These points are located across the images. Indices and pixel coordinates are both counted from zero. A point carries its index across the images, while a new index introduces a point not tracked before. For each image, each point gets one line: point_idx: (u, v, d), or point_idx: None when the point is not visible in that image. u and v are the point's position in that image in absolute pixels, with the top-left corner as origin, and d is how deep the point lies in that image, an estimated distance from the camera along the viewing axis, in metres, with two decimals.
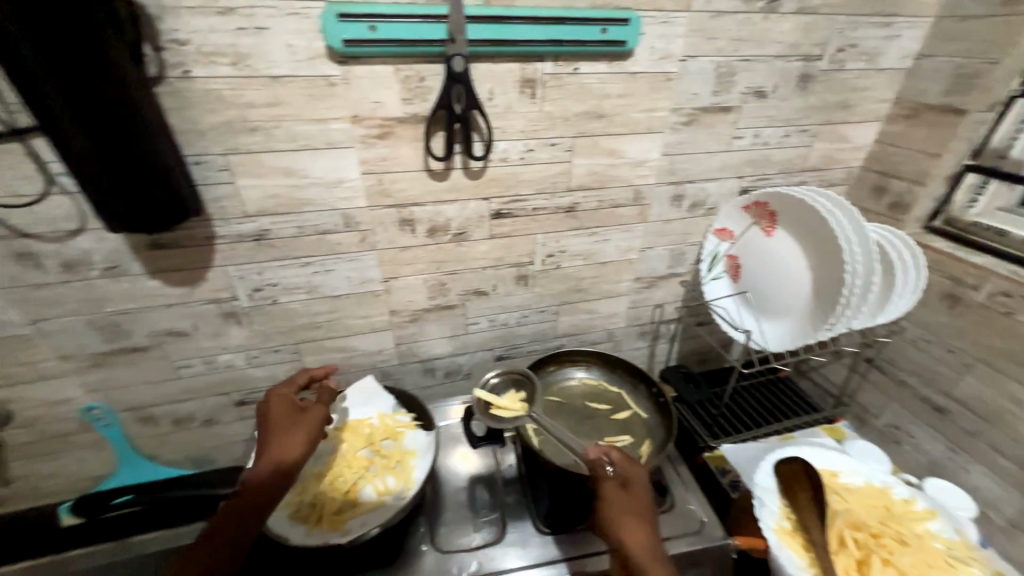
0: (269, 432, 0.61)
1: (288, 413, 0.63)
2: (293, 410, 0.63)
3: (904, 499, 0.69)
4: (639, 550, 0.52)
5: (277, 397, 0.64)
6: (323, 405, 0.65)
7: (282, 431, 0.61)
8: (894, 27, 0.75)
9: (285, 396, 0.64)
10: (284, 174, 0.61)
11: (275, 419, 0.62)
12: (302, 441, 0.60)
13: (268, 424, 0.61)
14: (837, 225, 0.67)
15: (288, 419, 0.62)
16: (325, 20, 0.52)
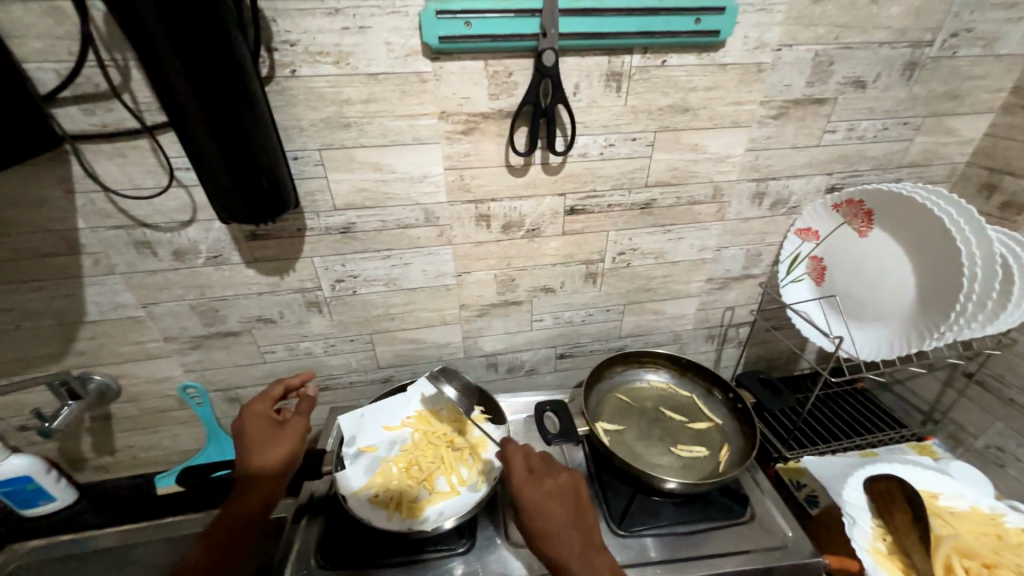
0: (252, 445, 0.63)
1: (269, 428, 0.65)
2: (273, 424, 0.66)
3: (1020, 528, 0.63)
4: (562, 541, 0.52)
5: (257, 411, 0.66)
6: (301, 416, 0.67)
7: (263, 445, 0.63)
8: (1020, 8, 0.67)
9: (262, 414, 0.66)
10: (373, 169, 0.63)
11: (257, 432, 0.64)
12: (282, 454, 0.63)
13: (245, 444, 0.63)
14: (953, 225, 0.62)
15: (266, 435, 0.64)
16: (423, 19, 0.53)
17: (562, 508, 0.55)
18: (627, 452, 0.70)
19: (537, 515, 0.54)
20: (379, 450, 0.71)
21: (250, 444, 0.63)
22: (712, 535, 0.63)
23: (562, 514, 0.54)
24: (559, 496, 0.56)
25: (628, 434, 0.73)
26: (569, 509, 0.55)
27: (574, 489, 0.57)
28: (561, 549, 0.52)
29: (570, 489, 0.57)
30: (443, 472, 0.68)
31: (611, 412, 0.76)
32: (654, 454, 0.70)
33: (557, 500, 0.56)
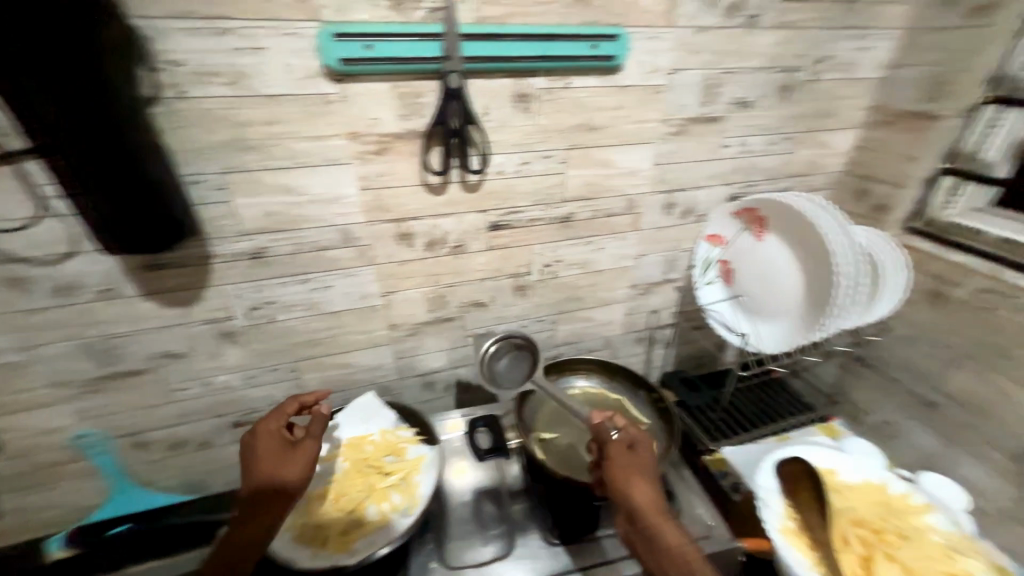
0: (267, 465, 0.59)
1: (282, 450, 0.60)
2: (284, 446, 0.61)
3: (901, 494, 0.71)
4: (652, 503, 0.55)
5: (268, 430, 0.61)
6: (312, 439, 0.61)
7: (279, 466, 0.59)
8: (867, 39, 0.78)
9: (272, 432, 0.61)
10: (283, 192, 0.61)
11: (273, 452, 0.60)
12: (294, 481, 0.58)
13: (252, 461, 0.59)
14: (823, 228, 0.69)
15: (277, 456, 0.60)
16: (320, 40, 0.53)
17: (637, 473, 0.58)
18: (559, 462, 0.71)
19: (625, 478, 0.57)
20: (305, 485, 0.68)
21: (267, 463, 0.59)
22: None
23: (651, 482, 0.57)
24: (643, 463, 0.59)
25: (561, 443, 0.74)
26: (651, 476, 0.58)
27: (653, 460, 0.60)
28: (649, 510, 0.55)
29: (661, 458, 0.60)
30: (374, 501, 0.66)
31: (546, 423, 0.78)
32: (585, 461, 0.72)
33: (630, 465, 0.58)
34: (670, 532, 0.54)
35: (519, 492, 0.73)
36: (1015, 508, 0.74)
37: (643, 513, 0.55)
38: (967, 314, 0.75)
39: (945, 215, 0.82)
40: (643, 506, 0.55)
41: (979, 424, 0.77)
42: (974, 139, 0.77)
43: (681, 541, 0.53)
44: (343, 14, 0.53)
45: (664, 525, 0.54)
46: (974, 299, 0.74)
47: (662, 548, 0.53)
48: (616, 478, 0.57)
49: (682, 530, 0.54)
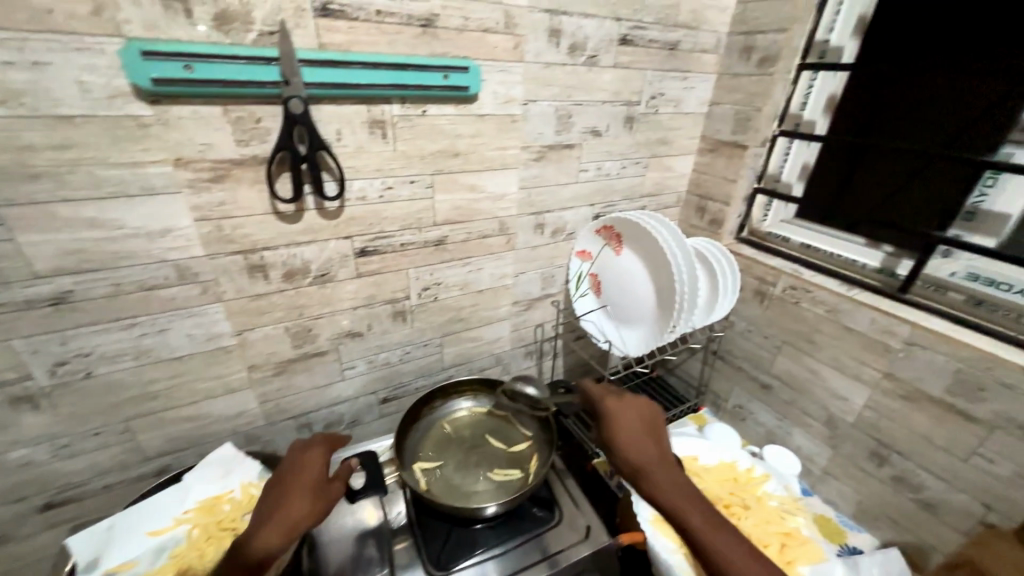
0: (285, 495, 0.56)
1: (321, 478, 0.59)
2: (324, 477, 0.60)
3: (747, 468, 0.81)
4: (648, 460, 0.61)
5: (316, 457, 0.61)
6: (342, 481, 0.61)
7: (302, 494, 0.57)
8: (690, 80, 0.92)
9: (321, 460, 0.61)
10: (90, 226, 0.53)
11: (300, 479, 0.58)
12: (309, 514, 0.55)
13: (290, 488, 0.57)
14: (664, 241, 0.79)
15: (310, 486, 0.58)
16: (124, 56, 0.47)
17: (629, 433, 0.64)
18: (441, 488, 0.71)
19: (626, 436, 0.64)
20: (138, 564, 0.57)
21: (283, 493, 0.57)
22: (524, 549, 0.67)
23: (641, 437, 0.63)
24: (637, 421, 0.65)
25: (447, 467, 0.74)
26: (652, 431, 0.65)
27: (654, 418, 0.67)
28: (646, 461, 0.61)
29: (650, 417, 0.67)
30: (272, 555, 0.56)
31: (435, 447, 0.78)
32: (469, 484, 0.72)
33: (631, 426, 0.65)
34: (670, 476, 0.60)
35: (403, 528, 0.70)
36: (831, 466, 0.89)
37: (641, 465, 0.61)
38: (782, 308, 0.90)
39: (762, 226, 1.00)
40: (632, 460, 0.61)
41: (800, 399, 0.92)
42: (775, 164, 0.95)
43: (673, 483, 0.59)
44: (151, 31, 0.48)
45: (655, 472, 0.60)
46: (785, 295, 0.89)
47: (660, 492, 0.58)
48: (614, 438, 0.64)
49: (666, 475, 0.60)
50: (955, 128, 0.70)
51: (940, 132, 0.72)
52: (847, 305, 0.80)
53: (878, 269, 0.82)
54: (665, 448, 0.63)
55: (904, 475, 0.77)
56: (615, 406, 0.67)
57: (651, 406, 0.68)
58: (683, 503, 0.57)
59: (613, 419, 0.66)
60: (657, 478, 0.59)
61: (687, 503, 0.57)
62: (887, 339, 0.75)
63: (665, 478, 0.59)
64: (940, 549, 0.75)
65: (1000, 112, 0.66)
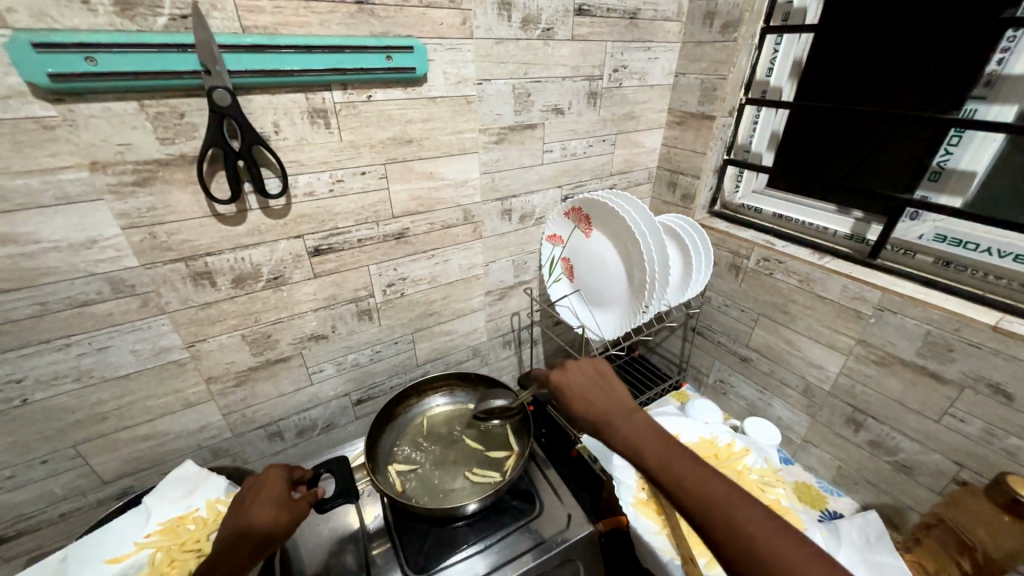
0: (241, 519, 0.53)
1: (277, 497, 0.56)
2: (281, 497, 0.56)
3: (727, 444, 0.81)
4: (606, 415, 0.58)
5: (274, 480, 0.58)
6: (301, 505, 0.56)
7: (254, 515, 0.53)
8: (653, 51, 0.88)
9: (279, 484, 0.58)
10: (0, 242, 0.48)
11: (254, 502, 0.55)
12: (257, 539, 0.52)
13: (245, 508, 0.55)
14: (632, 221, 0.76)
15: (263, 507, 0.55)
16: (13, 50, 0.42)
17: (580, 395, 0.61)
18: (418, 488, 0.69)
19: (575, 395, 0.61)
20: None
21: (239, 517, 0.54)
22: (508, 541, 0.66)
23: (590, 397, 0.61)
24: (589, 382, 0.63)
25: (427, 466, 0.73)
26: (602, 385, 0.62)
27: (604, 373, 0.64)
28: (600, 414, 0.58)
29: (600, 373, 0.64)
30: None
31: (417, 446, 0.77)
32: (446, 483, 0.70)
33: (582, 388, 0.62)
34: (627, 421, 0.56)
35: (381, 531, 0.68)
36: (810, 434, 0.90)
37: (599, 417, 0.58)
38: (757, 280, 0.89)
39: (734, 198, 0.99)
40: (586, 414, 0.59)
41: (779, 370, 0.92)
42: (744, 135, 0.93)
43: (629, 427, 0.55)
44: (43, 20, 0.43)
45: (611, 421, 0.57)
46: (759, 267, 0.88)
47: (620, 438, 0.55)
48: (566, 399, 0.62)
49: (623, 421, 0.56)
50: (920, 87, 0.69)
51: (906, 92, 0.70)
52: (819, 274, 0.79)
53: (848, 236, 0.81)
54: (620, 397, 0.60)
55: (880, 439, 0.78)
56: (560, 372, 0.65)
57: (600, 363, 0.66)
58: (643, 441, 0.53)
59: (565, 388, 0.63)
60: (613, 426, 0.56)
61: (647, 442, 0.53)
62: (859, 306, 0.74)
63: (622, 424, 0.56)
64: (916, 509, 0.76)
65: (962, 67, 0.65)
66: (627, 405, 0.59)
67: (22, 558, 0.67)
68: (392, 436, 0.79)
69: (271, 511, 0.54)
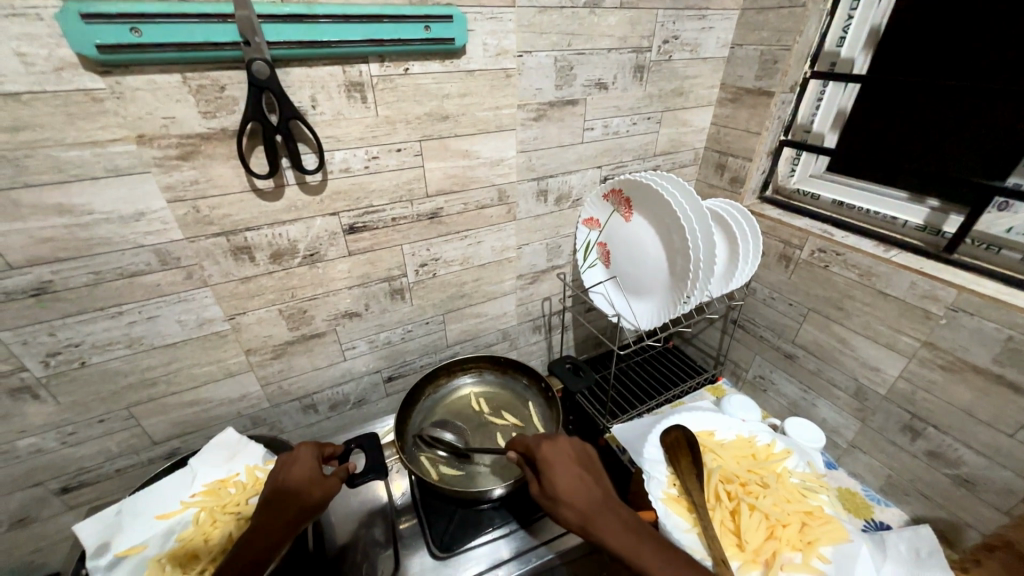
0: (275, 493, 0.56)
1: (311, 476, 0.57)
2: (316, 475, 0.58)
3: (767, 444, 0.77)
4: (597, 514, 0.53)
5: (307, 458, 0.60)
6: (336, 479, 0.59)
7: (290, 493, 0.56)
8: (708, 20, 0.81)
9: (310, 461, 0.59)
10: (58, 212, 0.50)
11: (291, 478, 0.57)
12: (300, 511, 0.54)
13: (283, 485, 0.56)
14: (677, 204, 0.72)
15: (301, 485, 0.56)
16: (62, 21, 0.42)
17: (568, 487, 0.55)
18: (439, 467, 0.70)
19: (564, 485, 0.55)
20: (146, 548, 0.57)
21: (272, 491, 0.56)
22: (535, 526, 0.66)
23: (580, 487, 0.54)
24: (575, 466, 0.57)
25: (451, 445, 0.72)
26: (588, 470, 0.57)
27: (587, 456, 0.59)
28: (590, 511, 0.53)
29: (586, 454, 0.59)
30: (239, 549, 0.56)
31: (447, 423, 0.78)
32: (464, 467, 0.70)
33: (570, 476, 0.56)
34: (621, 522, 0.52)
35: (408, 507, 0.71)
36: (858, 439, 0.84)
37: (588, 513, 0.53)
38: (809, 274, 0.83)
39: (789, 182, 0.92)
40: (576, 513, 0.53)
41: (827, 369, 0.86)
42: (805, 114, 0.86)
43: (625, 530, 0.51)
44: None
45: (602, 520, 0.52)
46: (813, 259, 0.82)
47: (615, 544, 0.51)
48: (550, 488, 0.55)
49: (614, 519, 0.52)
50: (1018, 57, 0.59)
51: (1003, 61, 0.61)
52: (883, 269, 0.72)
53: (921, 227, 0.73)
54: (607, 489, 0.56)
55: (940, 450, 0.72)
56: (547, 449, 0.59)
57: (580, 444, 0.61)
58: (639, 551, 0.50)
59: (550, 471, 0.56)
60: (604, 527, 0.52)
61: (649, 553, 0.50)
62: (928, 306, 0.68)
63: (615, 525, 0.52)
64: (976, 527, 0.70)
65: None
66: (616, 500, 0.55)
67: (83, 507, 0.72)
68: (424, 410, 0.80)
69: (310, 486, 0.56)
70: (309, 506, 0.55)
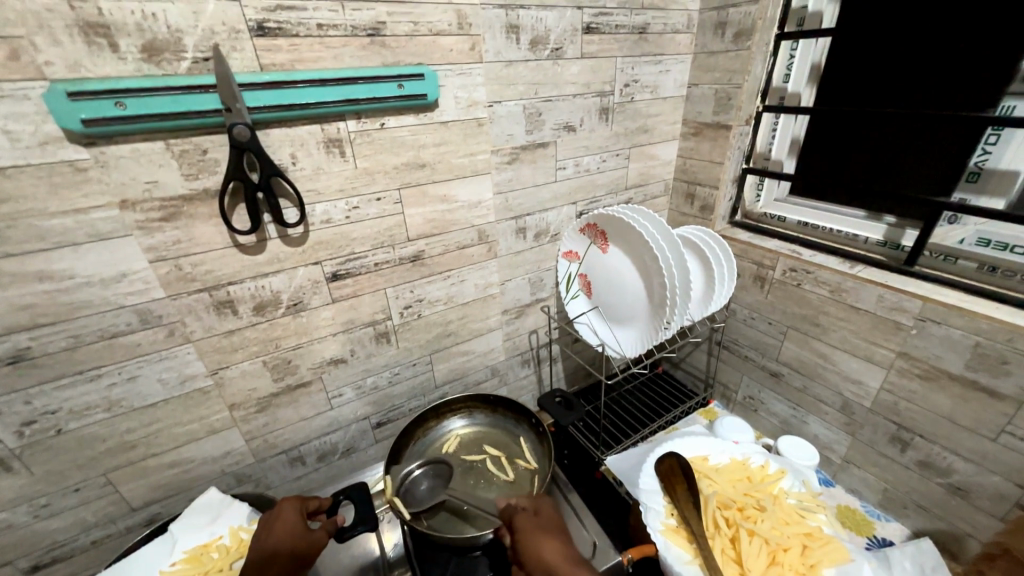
0: (262, 556, 0.53)
1: (299, 528, 0.57)
2: (302, 526, 0.57)
3: (761, 465, 0.77)
4: (571, 560, 0.52)
5: (288, 511, 0.58)
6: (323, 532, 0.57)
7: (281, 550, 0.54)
8: (664, 64, 0.88)
9: (290, 520, 0.57)
10: (38, 279, 0.51)
11: (272, 540, 0.55)
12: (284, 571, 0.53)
13: (264, 547, 0.55)
14: (649, 235, 0.75)
15: (283, 545, 0.55)
16: (49, 100, 0.44)
17: (556, 531, 0.57)
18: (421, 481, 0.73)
19: (550, 532, 0.57)
20: None
21: (258, 553, 0.54)
22: None
23: (565, 536, 0.57)
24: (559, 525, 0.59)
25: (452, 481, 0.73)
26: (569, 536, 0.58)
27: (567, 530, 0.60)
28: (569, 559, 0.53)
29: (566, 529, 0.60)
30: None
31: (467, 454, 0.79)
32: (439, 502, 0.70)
33: (555, 528, 0.58)
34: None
35: (401, 559, 0.68)
36: (851, 453, 0.84)
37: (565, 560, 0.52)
38: (783, 292, 0.86)
39: (756, 207, 0.96)
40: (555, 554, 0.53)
41: (812, 385, 0.87)
42: (763, 143, 0.91)
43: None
44: (77, 70, 0.46)
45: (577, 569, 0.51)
46: (785, 278, 0.85)
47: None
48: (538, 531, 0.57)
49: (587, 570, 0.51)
50: (941, 86, 0.66)
51: (929, 90, 0.67)
52: (851, 284, 0.75)
53: (881, 242, 0.77)
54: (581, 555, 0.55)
55: (930, 459, 0.72)
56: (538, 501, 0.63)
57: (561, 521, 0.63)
58: None
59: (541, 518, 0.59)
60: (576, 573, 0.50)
61: None
62: (897, 317, 0.70)
63: None
64: (976, 536, 0.69)
65: (979, 62, 0.62)
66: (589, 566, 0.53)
67: None
68: (416, 452, 0.80)
69: (292, 546, 0.55)
70: (304, 559, 0.55)
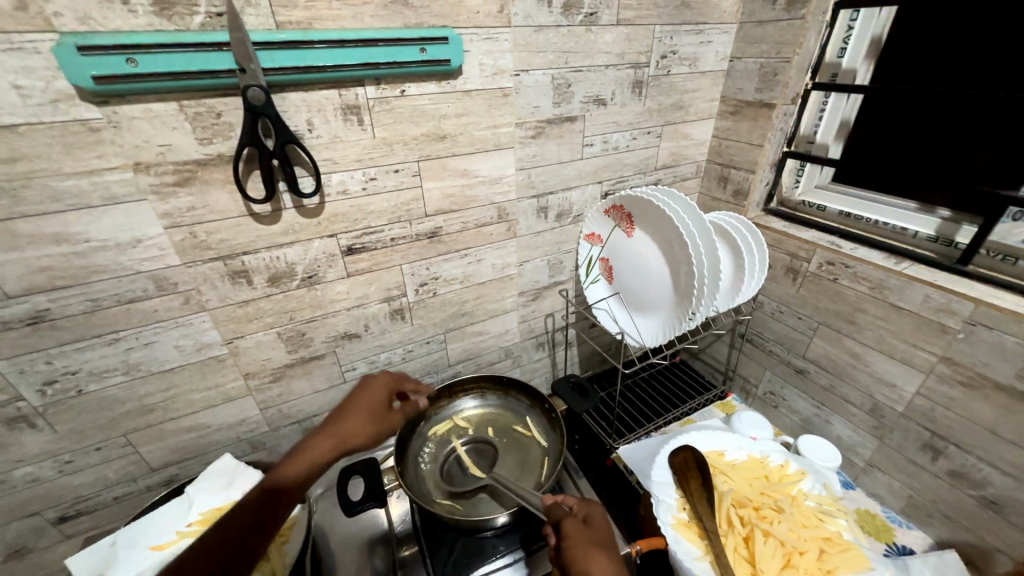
0: (347, 414, 0.61)
1: (384, 404, 0.65)
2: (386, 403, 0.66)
3: (780, 465, 0.75)
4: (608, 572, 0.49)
5: (380, 382, 0.66)
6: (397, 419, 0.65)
7: (359, 415, 0.62)
8: (706, 34, 0.81)
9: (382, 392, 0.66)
10: (55, 241, 0.50)
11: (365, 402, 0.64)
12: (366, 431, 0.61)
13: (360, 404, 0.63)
14: (679, 220, 0.70)
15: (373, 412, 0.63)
16: (59, 55, 0.42)
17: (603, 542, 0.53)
18: (466, 450, 0.77)
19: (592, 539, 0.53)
20: None
21: (351, 409, 0.62)
22: (540, 555, 0.64)
23: (613, 550, 0.53)
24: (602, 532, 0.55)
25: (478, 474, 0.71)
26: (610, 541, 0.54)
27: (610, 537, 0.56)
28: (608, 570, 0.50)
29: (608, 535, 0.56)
30: (259, 572, 0.55)
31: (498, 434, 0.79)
32: (446, 481, 0.71)
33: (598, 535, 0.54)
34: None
35: (408, 534, 0.68)
36: (876, 457, 0.81)
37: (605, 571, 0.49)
38: (818, 286, 0.81)
39: (794, 193, 0.90)
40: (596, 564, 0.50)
41: (840, 385, 0.83)
42: (808, 125, 0.84)
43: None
44: (87, 23, 0.44)
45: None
46: (821, 272, 0.80)
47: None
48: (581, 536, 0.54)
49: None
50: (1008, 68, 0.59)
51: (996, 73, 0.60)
52: (895, 281, 0.70)
53: (933, 237, 0.71)
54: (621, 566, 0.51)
55: (963, 470, 0.68)
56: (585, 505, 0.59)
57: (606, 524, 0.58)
58: None
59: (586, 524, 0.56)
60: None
61: None
62: (944, 319, 0.65)
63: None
64: (1006, 552, 0.66)
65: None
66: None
67: (78, 538, 0.71)
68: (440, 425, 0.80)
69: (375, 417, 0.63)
70: (380, 431, 0.63)
